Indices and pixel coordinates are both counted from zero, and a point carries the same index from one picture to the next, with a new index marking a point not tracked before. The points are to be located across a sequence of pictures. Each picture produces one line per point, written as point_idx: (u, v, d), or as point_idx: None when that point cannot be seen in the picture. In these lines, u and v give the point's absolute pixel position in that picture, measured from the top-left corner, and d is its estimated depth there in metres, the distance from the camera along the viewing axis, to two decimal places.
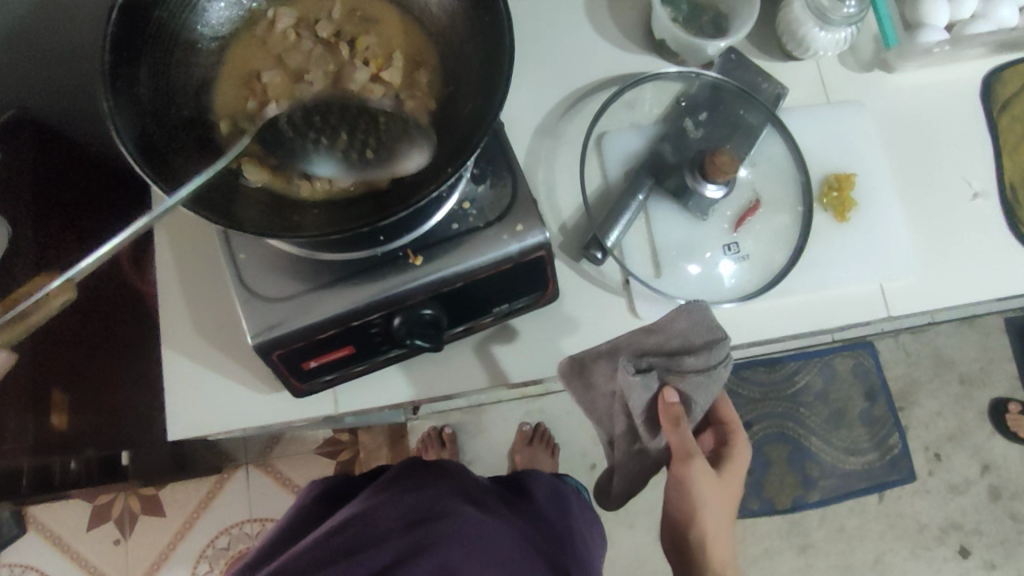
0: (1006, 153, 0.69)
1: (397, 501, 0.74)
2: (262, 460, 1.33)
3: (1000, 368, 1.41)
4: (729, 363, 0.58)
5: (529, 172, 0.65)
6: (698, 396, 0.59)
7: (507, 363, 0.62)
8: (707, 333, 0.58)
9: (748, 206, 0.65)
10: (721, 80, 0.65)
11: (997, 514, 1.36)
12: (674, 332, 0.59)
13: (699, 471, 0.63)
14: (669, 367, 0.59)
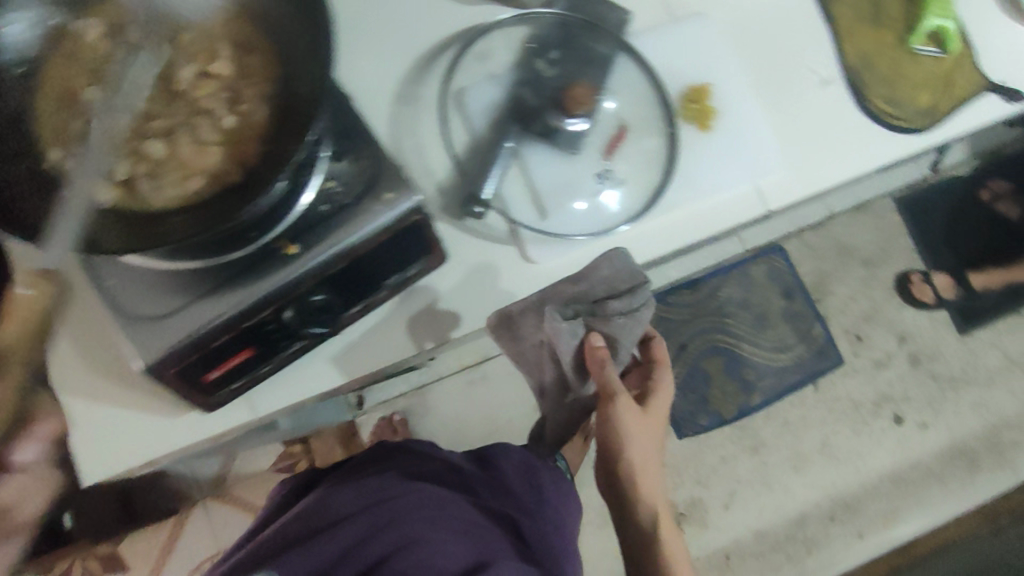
0: (844, 38, 0.73)
1: (352, 489, 0.75)
2: (217, 491, 1.30)
3: (897, 244, 1.50)
4: (652, 304, 0.63)
5: (396, 141, 0.65)
6: (622, 337, 0.63)
7: (415, 330, 0.63)
8: (628, 278, 0.63)
9: (615, 133, 0.66)
10: (564, 15, 0.67)
11: (921, 378, 1.46)
12: (598, 279, 0.62)
13: (625, 406, 0.69)
14: (593, 313, 0.63)
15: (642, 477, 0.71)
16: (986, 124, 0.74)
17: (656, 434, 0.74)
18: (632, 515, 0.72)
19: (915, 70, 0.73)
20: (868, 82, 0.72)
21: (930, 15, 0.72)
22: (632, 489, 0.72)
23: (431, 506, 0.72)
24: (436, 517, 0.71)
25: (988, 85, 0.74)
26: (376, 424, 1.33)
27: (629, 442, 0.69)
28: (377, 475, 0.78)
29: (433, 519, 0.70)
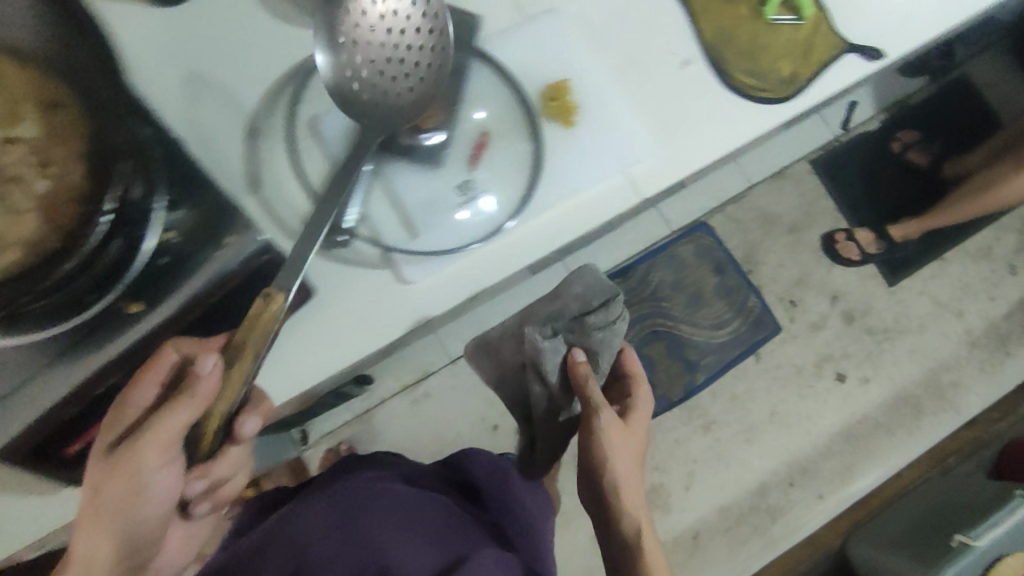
0: (701, 16, 0.73)
1: (327, 502, 0.75)
2: None
3: (817, 207, 1.53)
4: (624, 317, 0.78)
5: (252, 177, 0.63)
6: (600, 352, 0.78)
7: (288, 371, 0.62)
8: (600, 292, 0.78)
9: (478, 141, 0.65)
10: None
11: (857, 334, 1.48)
12: (572, 296, 0.79)
13: (607, 422, 0.75)
14: (571, 329, 0.76)
15: (625, 486, 0.76)
16: (852, 84, 0.75)
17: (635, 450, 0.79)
18: (616, 526, 0.77)
19: (775, 40, 0.74)
20: (729, 57, 0.72)
21: None
22: (617, 504, 0.76)
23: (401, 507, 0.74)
24: (418, 522, 0.72)
25: (848, 45, 0.75)
26: (323, 457, 1.30)
27: (610, 454, 0.75)
28: (354, 486, 0.79)
29: (416, 524, 0.72)
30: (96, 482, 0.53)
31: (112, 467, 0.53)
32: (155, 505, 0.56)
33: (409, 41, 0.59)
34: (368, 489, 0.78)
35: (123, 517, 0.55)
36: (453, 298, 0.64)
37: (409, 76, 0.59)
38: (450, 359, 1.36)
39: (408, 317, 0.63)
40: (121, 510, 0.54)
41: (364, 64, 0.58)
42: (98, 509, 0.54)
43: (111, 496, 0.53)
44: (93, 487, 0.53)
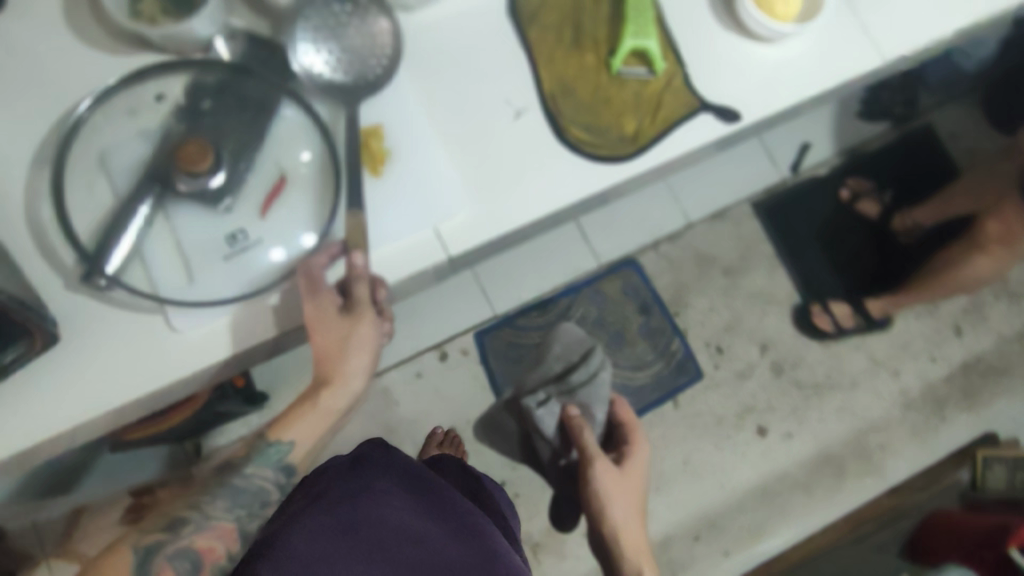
0: (543, 64, 0.69)
1: (313, 508, 0.63)
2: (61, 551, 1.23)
3: (756, 251, 1.47)
4: (609, 372, 0.87)
5: (31, 210, 0.60)
6: (596, 407, 0.85)
7: (23, 417, 0.56)
8: (579, 356, 0.90)
9: (274, 184, 0.62)
10: (226, 71, 0.62)
11: (784, 387, 1.42)
12: (557, 363, 0.91)
13: None
14: None
15: (629, 536, 0.74)
16: (704, 145, 0.71)
17: (642, 489, 0.81)
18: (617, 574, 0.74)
19: (619, 94, 0.70)
20: (566, 111, 0.68)
21: (626, 36, 0.69)
22: (618, 551, 0.73)
23: (401, 532, 0.59)
24: (441, 529, 0.67)
25: (701, 105, 0.70)
26: None
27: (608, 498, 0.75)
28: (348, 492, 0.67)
29: (440, 534, 0.66)
30: (327, 351, 0.64)
31: (334, 336, 0.64)
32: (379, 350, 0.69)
33: (375, 36, 0.65)
34: (364, 496, 0.66)
35: (361, 370, 0.67)
36: (221, 353, 0.60)
37: (374, 59, 0.65)
38: None
39: (175, 369, 0.59)
40: (360, 363, 0.67)
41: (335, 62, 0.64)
42: (343, 367, 0.66)
43: (350, 354, 0.66)
44: (326, 351, 0.64)
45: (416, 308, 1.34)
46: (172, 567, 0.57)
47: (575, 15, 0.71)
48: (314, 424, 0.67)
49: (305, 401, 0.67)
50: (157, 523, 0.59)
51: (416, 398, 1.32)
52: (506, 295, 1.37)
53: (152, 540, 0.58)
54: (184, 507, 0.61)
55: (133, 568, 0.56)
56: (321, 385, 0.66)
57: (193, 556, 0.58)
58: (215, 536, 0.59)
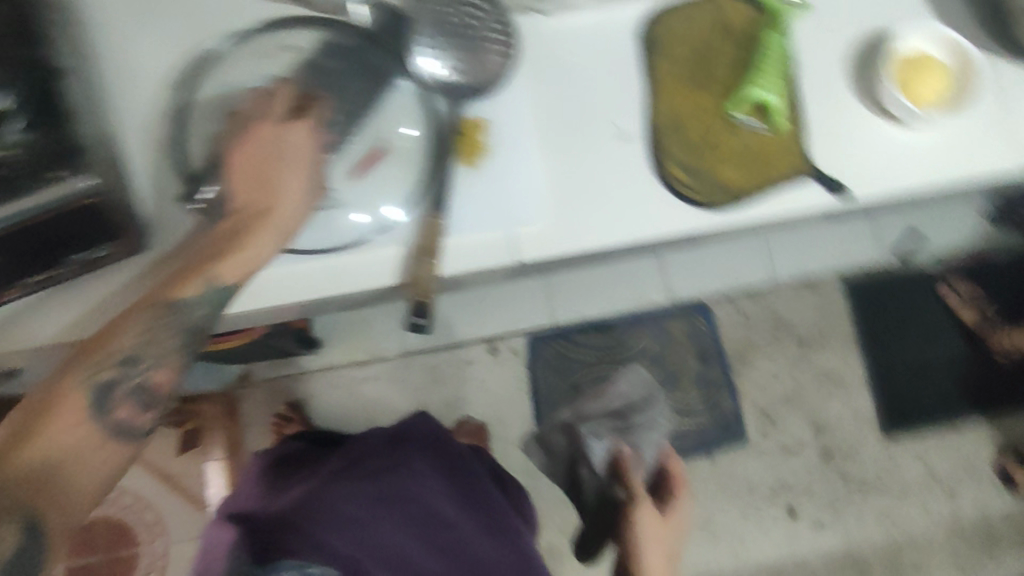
0: (659, 95, 0.68)
1: (348, 486, 0.67)
2: None
3: (837, 330, 1.40)
4: (663, 416, 0.84)
5: (156, 128, 0.64)
6: (646, 448, 0.79)
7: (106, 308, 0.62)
8: (641, 391, 0.88)
9: (372, 152, 0.64)
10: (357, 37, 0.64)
11: (829, 475, 1.35)
12: (615, 394, 0.87)
13: (643, 517, 0.67)
14: (618, 427, 0.80)
15: None
16: (803, 214, 0.68)
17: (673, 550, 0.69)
18: None
19: (729, 143, 0.68)
20: (670, 147, 0.67)
21: (756, 86, 0.66)
22: None
23: (425, 503, 0.70)
24: (464, 524, 0.72)
25: (812, 172, 0.67)
26: (259, 401, 1.33)
27: (639, 549, 0.65)
28: (382, 475, 0.71)
29: (462, 530, 0.71)
30: (251, 179, 0.58)
31: (257, 155, 0.58)
32: (319, 190, 0.61)
33: (488, 39, 0.65)
34: (394, 480, 0.70)
35: (299, 189, 0.59)
36: (283, 298, 0.64)
37: (487, 60, 0.65)
38: (404, 351, 1.34)
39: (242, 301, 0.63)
40: (294, 171, 0.58)
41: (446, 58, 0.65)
42: (274, 177, 0.58)
43: (287, 158, 0.58)
44: (263, 162, 0.58)
45: (480, 298, 1.36)
46: (131, 402, 0.51)
47: (705, 53, 0.69)
48: (244, 265, 0.56)
49: (236, 237, 0.57)
50: (105, 354, 0.51)
51: (457, 384, 1.34)
52: (570, 308, 1.37)
53: (106, 375, 0.50)
54: (129, 338, 0.52)
55: (90, 404, 0.49)
56: (257, 216, 0.57)
57: (149, 392, 0.53)
58: (167, 374, 0.54)
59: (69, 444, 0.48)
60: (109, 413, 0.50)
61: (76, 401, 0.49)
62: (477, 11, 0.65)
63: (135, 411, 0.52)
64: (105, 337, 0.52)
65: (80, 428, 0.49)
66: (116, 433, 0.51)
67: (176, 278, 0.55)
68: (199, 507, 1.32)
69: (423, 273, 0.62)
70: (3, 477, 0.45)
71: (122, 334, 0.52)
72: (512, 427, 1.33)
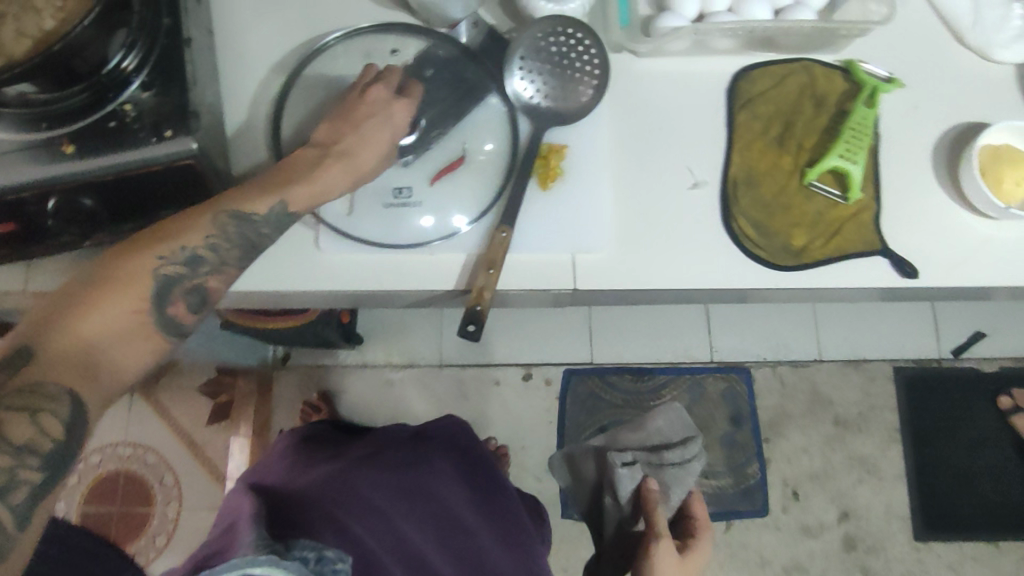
0: (738, 148, 0.69)
1: (372, 475, 0.70)
2: (148, 389, 1.39)
3: (878, 417, 1.36)
4: (701, 461, 0.79)
5: (254, 106, 0.68)
6: (675, 488, 0.78)
7: None
8: (681, 431, 0.82)
9: (451, 161, 0.67)
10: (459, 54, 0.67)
11: (847, 565, 1.30)
12: (653, 429, 0.82)
13: (663, 552, 0.70)
14: (651, 461, 0.78)
15: None
16: (866, 288, 0.67)
17: None
18: None
19: (802, 206, 0.68)
20: (741, 200, 0.68)
21: (833, 154, 0.66)
22: None
23: (443, 501, 0.71)
24: (479, 531, 0.73)
25: (881, 248, 0.67)
26: (290, 385, 1.36)
27: None
28: (405, 469, 0.73)
29: (477, 535, 0.72)
30: (338, 131, 0.61)
31: (353, 108, 0.62)
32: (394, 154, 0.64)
33: (581, 71, 0.68)
34: (416, 475, 0.73)
35: (383, 148, 0.62)
36: (343, 284, 0.66)
37: (577, 90, 0.68)
38: (438, 361, 1.36)
39: (304, 280, 0.65)
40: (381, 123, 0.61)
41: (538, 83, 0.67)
42: (366, 130, 0.61)
43: (383, 117, 0.62)
44: (353, 116, 0.62)
45: (522, 322, 1.37)
46: (186, 302, 0.52)
47: (790, 115, 0.70)
48: (313, 199, 0.59)
49: (314, 169, 0.59)
50: (174, 249, 0.53)
51: (484, 403, 1.34)
52: (609, 347, 1.37)
53: (168, 271, 0.52)
54: (199, 237, 0.54)
55: (150, 296, 0.51)
56: (337, 154, 0.60)
57: (203, 295, 0.54)
58: (224, 280, 0.55)
59: (122, 328, 0.49)
60: (166, 309, 0.51)
61: (140, 287, 0.50)
62: (573, 43, 0.67)
63: (186, 311, 0.53)
64: (174, 233, 0.53)
65: (138, 316, 0.50)
66: (168, 328, 0.52)
67: (248, 194, 0.57)
68: (216, 477, 1.35)
69: (483, 283, 0.64)
70: (57, 350, 0.46)
71: (194, 233, 0.53)
72: (531, 455, 1.32)
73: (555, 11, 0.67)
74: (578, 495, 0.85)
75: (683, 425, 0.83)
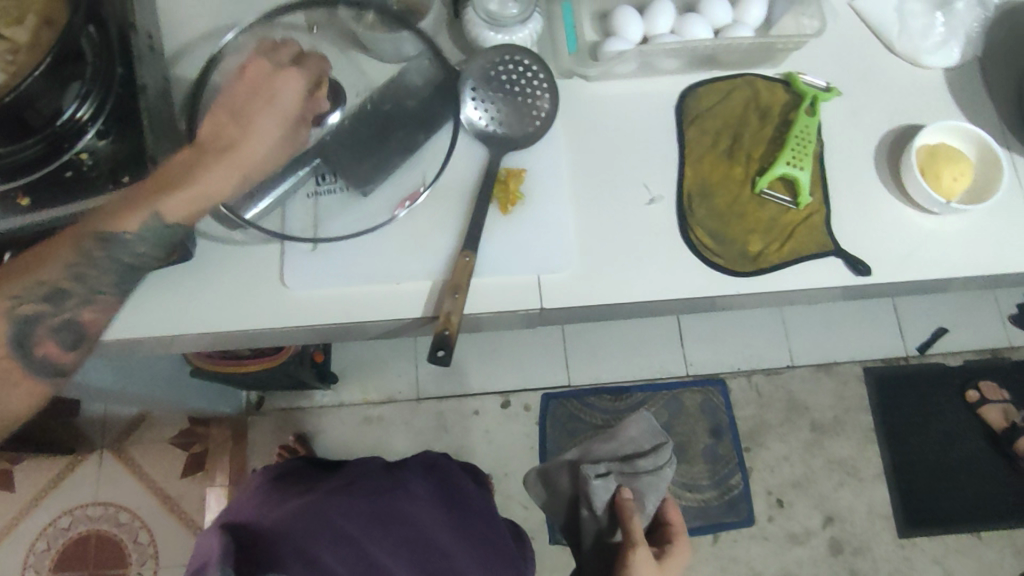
0: (691, 162, 0.71)
1: (345, 504, 0.70)
2: (117, 446, 1.35)
3: (854, 418, 1.38)
4: (673, 466, 0.81)
5: None
6: (650, 495, 0.80)
7: (137, 314, 0.65)
8: (652, 438, 0.86)
9: (412, 191, 0.68)
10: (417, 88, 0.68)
11: (836, 569, 1.31)
12: (625, 439, 0.86)
13: (641, 561, 0.70)
14: (624, 470, 0.81)
15: None
16: (823, 289, 0.69)
17: None
18: None
19: (756, 214, 0.70)
20: (697, 212, 0.70)
21: (780, 162, 0.69)
22: None
23: (418, 527, 0.71)
24: (457, 555, 0.72)
25: (834, 250, 0.69)
26: (265, 431, 1.33)
27: None
28: (379, 497, 0.73)
29: (454, 559, 0.71)
30: (227, 124, 0.60)
31: (243, 96, 0.61)
32: (290, 145, 0.63)
33: (533, 96, 0.70)
34: (391, 502, 0.72)
35: (273, 139, 0.61)
36: (312, 320, 0.66)
37: (531, 115, 0.70)
38: (415, 395, 1.35)
39: (271, 318, 0.65)
40: (264, 113, 0.60)
41: (492, 110, 0.69)
42: (253, 122, 0.60)
43: (270, 106, 0.61)
44: (238, 105, 0.61)
45: (497, 351, 1.37)
46: (54, 341, 0.55)
47: (737, 128, 0.73)
48: (194, 199, 0.58)
49: (196, 168, 0.59)
50: (30, 287, 0.54)
51: (465, 434, 1.33)
52: (585, 369, 1.38)
53: (26, 310, 0.54)
54: (60, 270, 0.55)
55: (12, 340, 0.54)
56: (220, 150, 0.60)
57: (76, 329, 0.56)
58: (98, 311, 0.57)
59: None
60: (30, 350, 0.55)
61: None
62: (524, 71, 0.69)
63: (58, 350, 0.56)
64: (30, 268, 0.55)
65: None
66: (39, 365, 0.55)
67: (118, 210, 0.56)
68: (193, 532, 1.31)
69: (449, 309, 0.64)
70: None
71: (54, 266, 0.54)
72: (515, 483, 1.31)
73: (503, 41, 0.69)
74: (555, 509, 0.88)
75: (655, 431, 0.86)
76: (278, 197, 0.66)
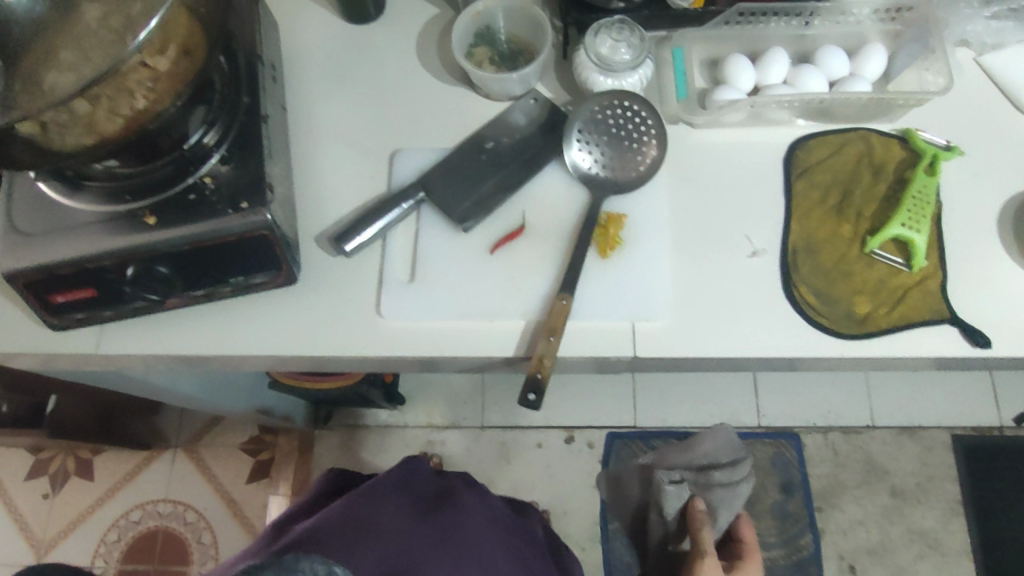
0: (797, 216, 0.69)
1: (397, 501, 0.73)
2: (190, 445, 1.40)
3: (938, 488, 1.29)
4: (748, 483, 0.84)
5: (322, 176, 0.70)
6: (721, 507, 0.84)
7: (239, 332, 0.66)
8: (729, 452, 0.89)
9: (512, 229, 0.68)
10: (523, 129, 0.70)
11: None
12: (701, 451, 0.90)
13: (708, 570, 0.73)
14: (698, 480, 0.84)
15: None
16: (936, 358, 0.65)
17: None
18: None
19: (864, 274, 0.67)
20: (802, 268, 0.67)
21: (896, 223, 0.66)
22: None
23: (461, 532, 0.73)
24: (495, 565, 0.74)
25: (949, 317, 0.65)
26: (330, 444, 1.35)
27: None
28: (428, 500, 0.76)
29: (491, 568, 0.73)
30: None
31: None
32: None
33: (637, 141, 0.69)
34: (438, 506, 0.75)
35: None
36: (404, 350, 0.66)
37: (635, 159, 0.69)
38: (480, 423, 1.35)
39: (364, 345, 0.66)
40: None
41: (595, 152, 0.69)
42: None
43: None
44: None
45: (564, 386, 1.36)
46: None
47: (848, 183, 0.70)
48: None
49: None
50: None
51: (527, 467, 1.32)
52: (653, 412, 1.34)
53: None
54: None
55: None
56: None
57: None
58: None
59: None
60: None
61: None
62: (630, 115, 0.70)
63: None
64: None
65: None
66: None
67: None
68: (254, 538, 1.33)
69: (543, 351, 0.63)
70: None
71: None
72: (575, 522, 1.28)
73: (613, 85, 0.69)
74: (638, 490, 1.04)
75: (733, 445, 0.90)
76: (381, 227, 0.67)
